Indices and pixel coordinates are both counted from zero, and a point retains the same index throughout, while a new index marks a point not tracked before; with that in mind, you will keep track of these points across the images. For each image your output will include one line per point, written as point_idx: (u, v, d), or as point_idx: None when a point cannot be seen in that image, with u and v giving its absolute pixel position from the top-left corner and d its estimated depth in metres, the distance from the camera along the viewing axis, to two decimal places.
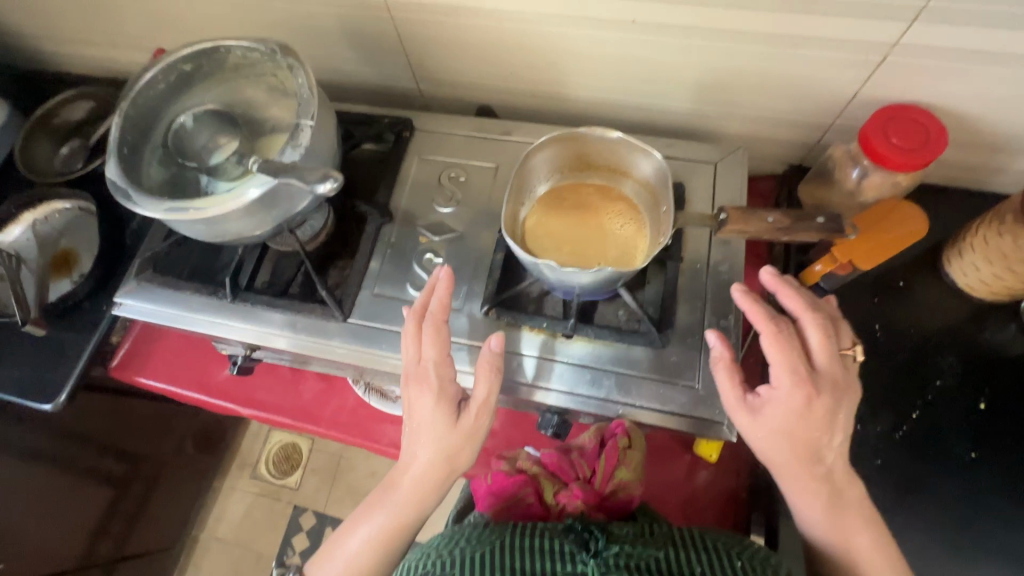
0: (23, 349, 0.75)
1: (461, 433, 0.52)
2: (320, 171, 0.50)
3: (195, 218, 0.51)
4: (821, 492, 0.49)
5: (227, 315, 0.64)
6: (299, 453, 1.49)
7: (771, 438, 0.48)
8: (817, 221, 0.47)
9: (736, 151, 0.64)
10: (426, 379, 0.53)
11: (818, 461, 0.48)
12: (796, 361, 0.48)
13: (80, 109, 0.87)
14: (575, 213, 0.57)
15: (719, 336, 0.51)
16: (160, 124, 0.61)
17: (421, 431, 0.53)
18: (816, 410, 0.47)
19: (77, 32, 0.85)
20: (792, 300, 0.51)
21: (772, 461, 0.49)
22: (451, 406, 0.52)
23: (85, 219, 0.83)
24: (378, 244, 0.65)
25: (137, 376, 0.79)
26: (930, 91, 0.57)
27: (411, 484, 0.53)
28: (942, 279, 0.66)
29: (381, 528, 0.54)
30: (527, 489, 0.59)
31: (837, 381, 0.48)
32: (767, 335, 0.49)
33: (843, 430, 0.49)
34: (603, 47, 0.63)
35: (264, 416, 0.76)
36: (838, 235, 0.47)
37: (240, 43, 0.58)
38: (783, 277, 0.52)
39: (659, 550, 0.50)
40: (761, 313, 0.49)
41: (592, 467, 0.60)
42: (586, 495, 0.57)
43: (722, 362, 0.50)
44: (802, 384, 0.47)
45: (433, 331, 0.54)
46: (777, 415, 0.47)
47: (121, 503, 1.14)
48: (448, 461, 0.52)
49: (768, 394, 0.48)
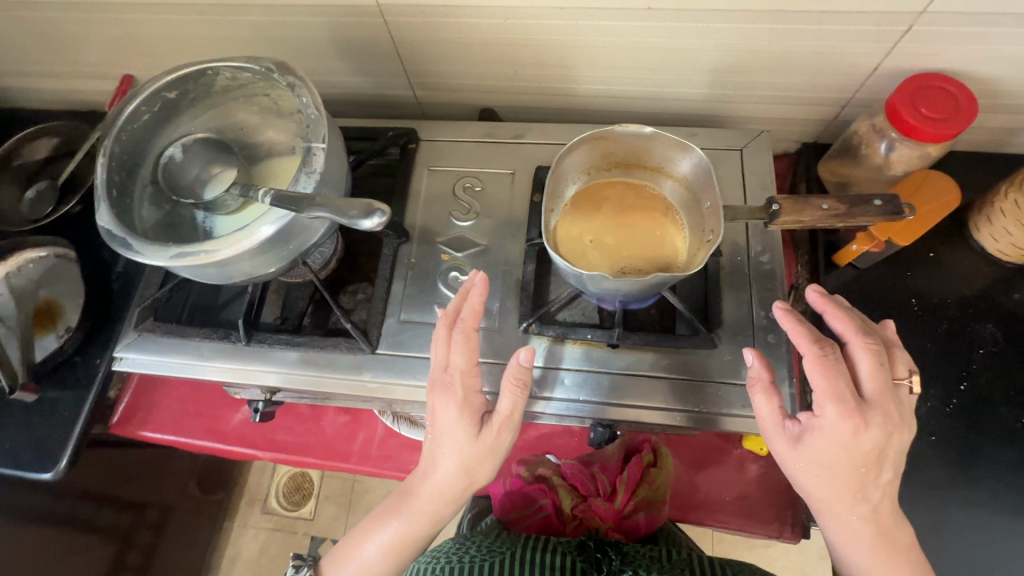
0: (11, 415, 0.69)
1: (482, 450, 0.48)
2: (363, 203, 0.44)
3: (207, 262, 0.46)
4: (865, 529, 0.45)
5: (243, 360, 0.59)
6: (311, 482, 1.43)
7: (810, 469, 0.45)
8: (873, 204, 0.44)
9: (760, 134, 0.62)
10: (452, 388, 0.48)
11: (864, 498, 0.45)
12: (844, 389, 0.43)
13: (44, 148, 0.79)
14: (613, 213, 0.54)
15: (757, 353, 0.48)
16: (146, 160, 0.55)
17: (442, 440, 0.48)
18: (865, 443, 0.43)
19: (32, 64, 0.78)
20: (841, 322, 0.47)
21: (809, 493, 0.46)
22: (474, 419, 0.48)
23: (65, 266, 0.76)
24: (398, 266, 0.60)
25: (143, 431, 0.73)
26: (956, 57, 0.55)
27: (429, 493, 0.49)
28: (972, 244, 0.65)
29: (397, 535, 0.51)
30: (545, 499, 0.63)
31: (889, 414, 0.44)
32: (811, 360, 0.45)
33: (894, 466, 0.45)
34: (615, 38, 0.60)
35: (288, 458, 0.71)
36: (898, 217, 0.44)
37: (231, 65, 0.52)
38: (831, 297, 0.49)
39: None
40: (804, 334, 0.46)
41: (613, 483, 0.63)
42: (604, 513, 0.62)
43: (760, 384, 0.47)
44: (850, 415, 0.43)
45: (463, 339, 0.48)
46: (820, 447, 0.44)
47: (128, 561, 1.07)
48: (469, 473, 0.48)
49: (811, 422, 0.45)
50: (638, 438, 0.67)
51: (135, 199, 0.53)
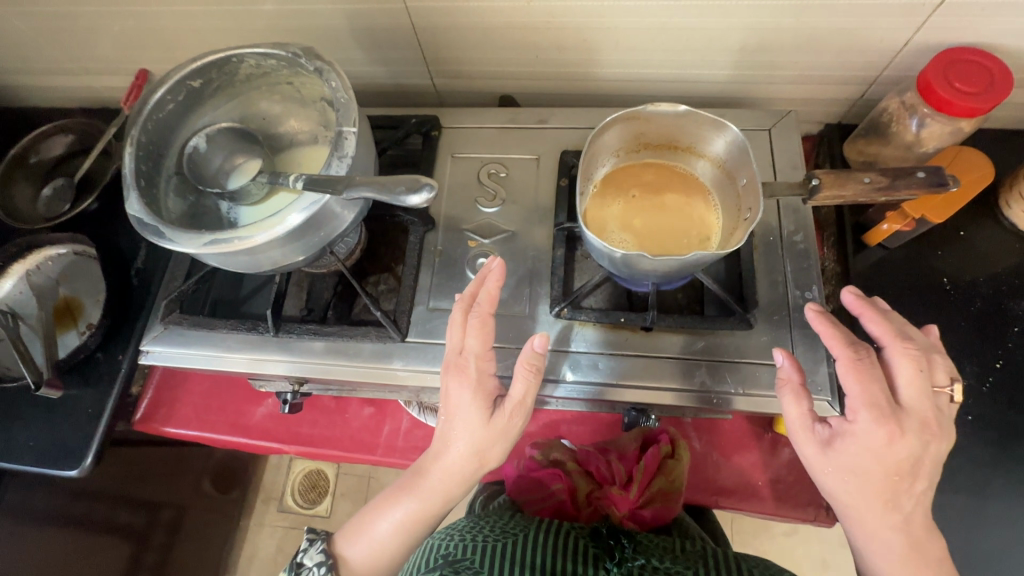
0: (35, 412, 0.68)
1: (494, 432, 0.47)
2: (409, 180, 0.43)
3: (240, 247, 0.46)
4: (896, 537, 0.44)
5: (271, 351, 0.58)
6: (326, 480, 1.43)
7: (839, 475, 0.44)
8: (917, 177, 0.44)
9: (788, 114, 0.61)
10: (466, 371, 0.47)
11: (895, 507, 0.43)
12: (879, 395, 0.43)
13: (59, 145, 0.79)
14: (644, 195, 0.54)
15: (788, 355, 0.47)
16: (171, 150, 0.55)
17: (455, 421, 0.48)
18: (899, 450, 0.42)
19: (47, 60, 0.77)
20: (878, 327, 0.46)
21: (837, 499, 0.45)
22: (487, 402, 0.47)
23: (84, 263, 0.76)
24: (424, 254, 0.60)
25: (167, 427, 0.73)
26: (990, 30, 0.54)
27: (441, 473, 0.49)
28: (1002, 222, 0.65)
29: (410, 514, 0.50)
30: (559, 484, 0.63)
31: (926, 422, 0.43)
32: (845, 363, 0.44)
33: (928, 476, 0.44)
34: (640, 19, 0.59)
35: (314, 450, 0.71)
36: (944, 189, 0.43)
37: (256, 52, 0.51)
38: (870, 300, 0.48)
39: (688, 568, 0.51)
40: (838, 337, 0.45)
41: (628, 472, 0.64)
42: (620, 501, 0.63)
43: (789, 385, 0.46)
44: (884, 422, 0.42)
45: (479, 324, 0.47)
46: (851, 452, 0.43)
47: (146, 559, 1.07)
48: (480, 454, 0.48)
49: (843, 426, 0.44)
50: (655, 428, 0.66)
51: (161, 189, 0.53)
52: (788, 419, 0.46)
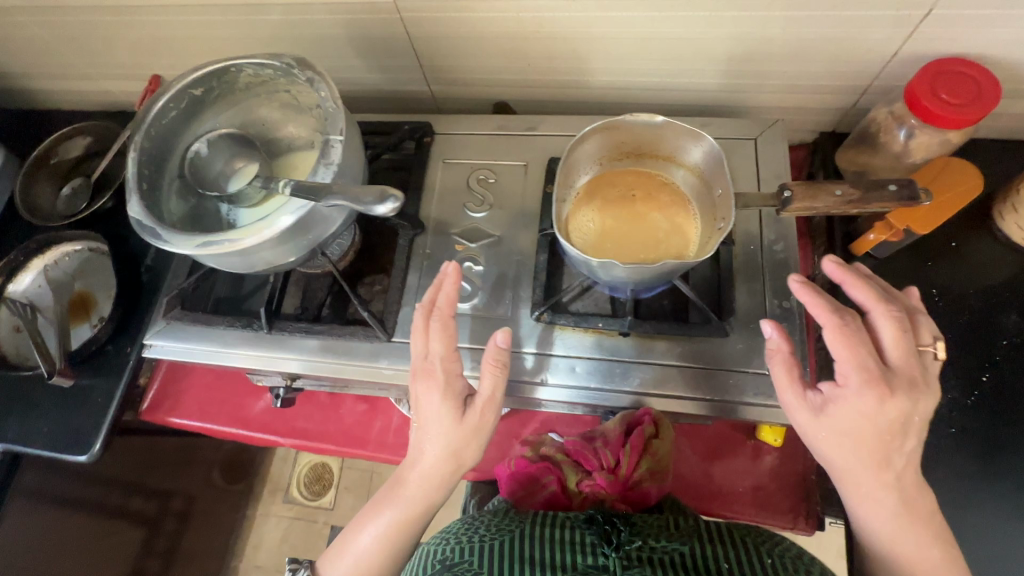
0: (50, 400, 0.73)
1: (467, 429, 0.49)
2: (376, 190, 0.45)
3: (230, 250, 0.48)
4: (890, 499, 0.45)
5: (265, 347, 0.61)
6: (330, 473, 1.47)
7: (834, 440, 0.45)
8: (888, 190, 0.44)
9: (775, 123, 0.62)
10: (433, 374, 0.49)
11: (889, 467, 0.45)
12: (866, 357, 0.44)
13: (76, 147, 0.83)
14: (622, 200, 0.55)
15: (776, 326, 0.48)
16: (174, 155, 0.57)
17: (427, 426, 0.49)
18: (890, 412, 0.43)
19: (68, 66, 0.82)
20: (862, 292, 0.47)
21: (833, 466, 0.46)
22: (457, 402, 0.49)
23: (98, 259, 0.80)
24: (413, 257, 0.62)
25: (171, 417, 0.76)
26: (979, 41, 0.54)
27: (418, 480, 0.50)
28: (996, 234, 0.64)
29: (390, 525, 0.51)
30: (549, 476, 0.61)
31: (914, 380, 0.44)
32: (831, 329, 0.45)
33: (919, 434, 0.45)
34: (627, 28, 0.60)
35: (308, 444, 0.73)
36: (915, 202, 0.43)
37: (252, 61, 0.54)
38: (849, 267, 0.49)
39: (684, 545, 0.50)
40: (823, 306, 0.46)
41: (616, 456, 0.59)
42: (608, 484, 0.59)
43: (780, 355, 0.48)
44: (873, 383, 0.43)
45: (440, 326, 0.50)
46: (845, 417, 0.44)
47: (157, 543, 1.11)
48: (456, 456, 0.49)
49: (834, 392, 0.45)
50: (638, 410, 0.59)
51: (163, 192, 0.56)
52: (782, 391, 0.48)
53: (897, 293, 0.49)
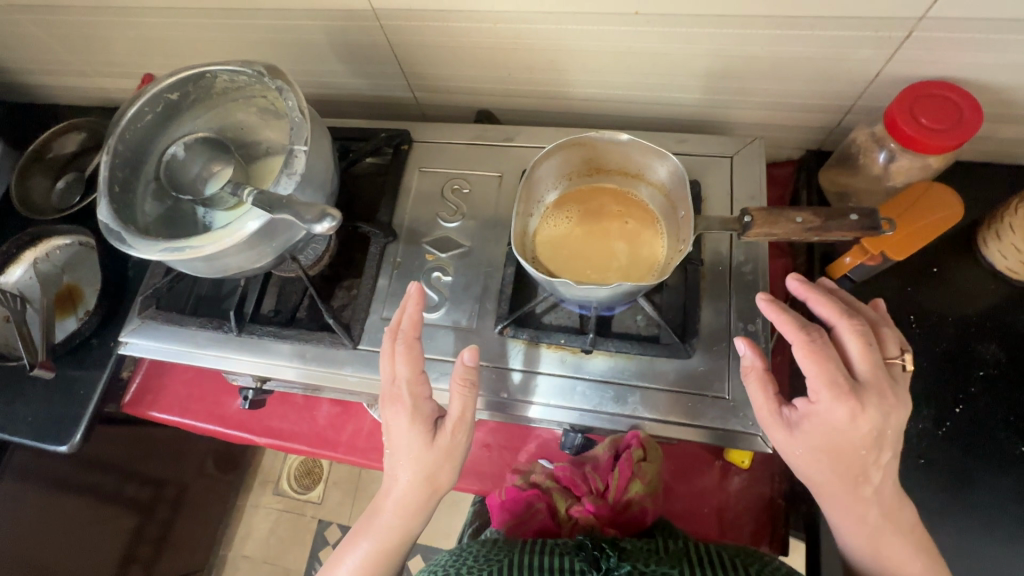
0: (34, 390, 0.74)
1: (439, 452, 0.49)
2: (318, 208, 0.45)
3: (193, 256, 0.49)
4: (867, 511, 0.46)
5: (235, 349, 0.62)
6: (320, 467, 1.48)
7: (810, 456, 0.45)
8: (850, 220, 0.44)
9: (753, 141, 0.60)
10: (401, 399, 0.50)
11: (866, 480, 0.45)
12: (836, 372, 0.43)
13: (72, 142, 0.84)
14: (588, 214, 0.55)
15: (749, 343, 0.48)
16: (150, 157, 0.58)
17: (399, 453, 0.50)
18: (862, 426, 0.43)
19: (64, 62, 0.83)
20: (826, 308, 0.47)
21: (812, 481, 0.46)
22: (426, 426, 0.49)
23: (88, 253, 0.82)
24: (384, 263, 0.62)
25: (151, 412, 0.78)
26: (962, 65, 0.53)
27: (394, 505, 0.51)
28: (979, 261, 0.63)
29: (367, 556, 0.51)
30: (539, 502, 0.60)
31: (885, 392, 0.44)
32: (799, 347, 0.44)
33: (894, 445, 0.45)
34: (605, 42, 0.60)
35: (281, 444, 0.74)
36: (874, 232, 0.43)
37: (226, 68, 0.55)
38: (811, 283, 0.48)
39: (674, 568, 0.48)
40: (790, 322, 0.45)
41: (605, 480, 0.61)
42: (597, 509, 0.59)
43: (754, 372, 0.47)
44: (845, 398, 0.43)
45: (405, 348, 0.50)
46: (818, 433, 0.44)
47: (148, 530, 1.13)
48: (431, 478, 0.50)
49: (807, 408, 0.45)
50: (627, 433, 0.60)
51: (138, 194, 0.57)
52: (757, 408, 0.48)
53: (862, 305, 0.50)
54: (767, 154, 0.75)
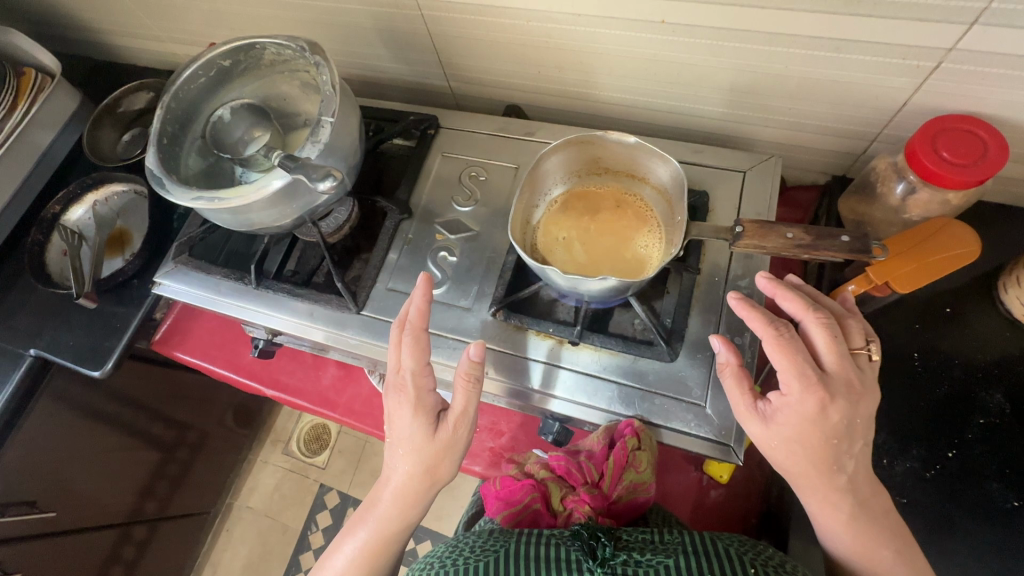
0: (79, 319, 0.81)
1: (439, 446, 0.51)
2: (323, 168, 0.51)
3: (221, 208, 0.53)
4: (842, 501, 0.47)
5: (251, 300, 0.67)
6: (328, 434, 1.55)
7: (785, 446, 0.46)
8: (840, 241, 0.48)
9: (769, 158, 0.61)
10: (405, 389, 0.52)
11: (839, 470, 0.46)
12: (805, 364, 0.45)
13: (141, 99, 0.92)
14: (605, 212, 0.58)
15: (724, 341, 0.50)
16: (200, 117, 0.64)
17: (400, 443, 0.52)
18: (832, 416, 0.44)
19: (142, 27, 0.91)
20: (792, 303, 0.48)
21: (788, 471, 0.47)
22: (428, 418, 0.51)
23: (140, 201, 0.90)
24: (397, 238, 0.66)
25: (175, 351, 0.84)
26: (992, 101, 0.52)
27: (392, 496, 0.53)
28: (999, 308, 0.61)
29: (364, 545, 0.54)
30: (533, 494, 0.56)
31: (851, 383, 0.45)
32: (768, 341, 0.46)
33: (863, 435, 0.46)
34: (631, 48, 0.61)
35: (288, 398, 0.80)
36: (864, 254, 0.47)
37: (274, 41, 0.60)
38: (780, 280, 0.50)
39: (669, 558, 0.47)
40: (759, 319, 0.47)
41: (600, 470, 0.55)
42: (593, 501, 0.54)
43: (729, 369, 0.49)
44: (813, 389, 0.44)
45: (412, 340, 0.53)
46: (791, 424, 0.45)
47: (167, 468, 1.21)
48: (430, 472, 0.52)
49: (779, 400, 0.46)
50: (620, 422, 0.54)
51: (184, 148, 0.62)
52: (733, 403, 0.49)
53: (827, 299, 0.51)
54: (790, 175, 0.74)
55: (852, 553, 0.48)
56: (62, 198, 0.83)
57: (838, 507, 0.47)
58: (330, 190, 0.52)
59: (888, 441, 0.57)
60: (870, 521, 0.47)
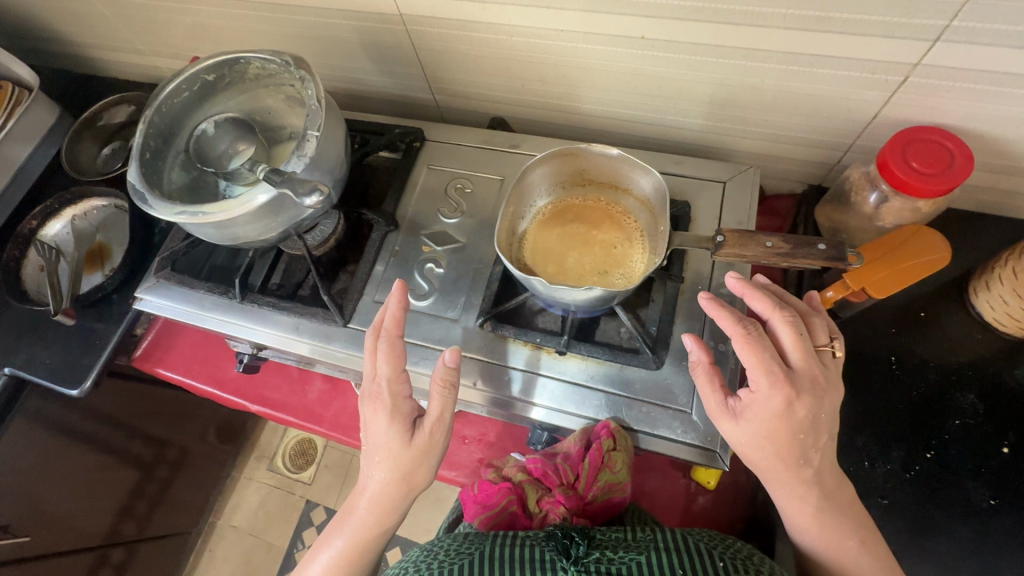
0: (55, 335, 0.79)
1: (415, 452, 0.51)
2: (309, 183, 0.51)
3: (206, 222, 0.53)
4: (813, 498, 0.48)
5: (236, 315, 0.66)
6: (315, 449, 1.52)
7: (755, 443, 0.47)
8: (817, 248, 0.49)
9: (748, 170, 0.63)
10: (380, 396, 0.52)
11: (806, 464, 0.47)
12: (771, 361, 0.46)
13: (121, 113, 0.90)
14: (588, 241, 0.59)
15: (695, 340, 0.51)
16: (183, 131, 0.64)
17: (376, 451, 0.52)
18: (798, 411, 0.45)
19: (124, 41, 0.90)
20: (760, 302, 0.49)
21: (758, 467, 0.48)
22: (404, 425, 0.51)
23: (120, 216, 0.88)
24: (383, 251, 0.66)
25: (157, 368, 0.83)
26: (957, 113, 0.54)
27: (369, 504, 0.53)
28: (970, 311, 0.63)
29: (342, 553, 0.53)
30: (509, 497, 0.56)
31: (816, 379, 0.47)
32: (737, 340, 0.47)
33: (829, 429, 0.47)
34: (614, 63, 0.62)
35: (272, 413, 0.79)
36: (839, 262, 0.49)
37: (258, 56, 0.60)
38: (749, 281, 0.50)
39: (641, 555, 0.47)
40: (728, 318, 0.48)
41: (576, 471, 0.55)
42: (569, 501, 0.54)
43: (701, 367, 0.50)
44: (779, 385, 0.45)
45: (387, 348, 0.52)
46: (759, 421, 0.46)
47: (147, 486, 1.18)
48: (406, 479, 0.52)
49: (748, 397, 0.47)
50: (597, 424, 0.55)
51: (167, 163, 0.62)
52: (705, 401, 0.49)
53: (794, 298, 0.52)
54: (769, 185, 0.76)
55: (829, 554, 0.48)
56: (39, 212, 0.81)
57: (814, 507, 0.48)
58: (318, 205, 0.52)
59: (868, 442, 0.58)
60: (846, 520, 0.48)
